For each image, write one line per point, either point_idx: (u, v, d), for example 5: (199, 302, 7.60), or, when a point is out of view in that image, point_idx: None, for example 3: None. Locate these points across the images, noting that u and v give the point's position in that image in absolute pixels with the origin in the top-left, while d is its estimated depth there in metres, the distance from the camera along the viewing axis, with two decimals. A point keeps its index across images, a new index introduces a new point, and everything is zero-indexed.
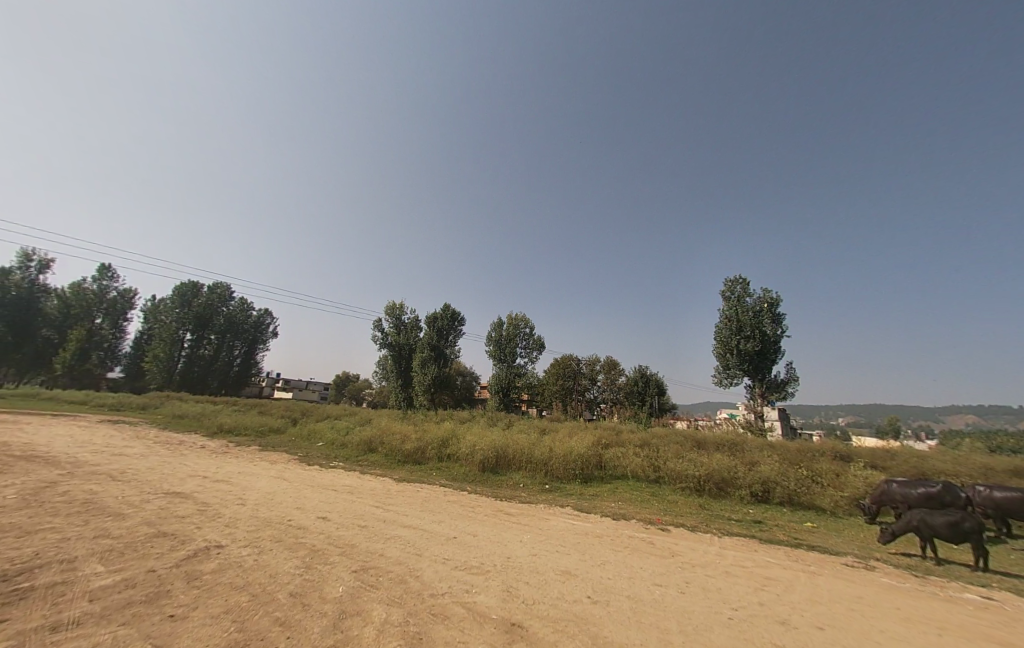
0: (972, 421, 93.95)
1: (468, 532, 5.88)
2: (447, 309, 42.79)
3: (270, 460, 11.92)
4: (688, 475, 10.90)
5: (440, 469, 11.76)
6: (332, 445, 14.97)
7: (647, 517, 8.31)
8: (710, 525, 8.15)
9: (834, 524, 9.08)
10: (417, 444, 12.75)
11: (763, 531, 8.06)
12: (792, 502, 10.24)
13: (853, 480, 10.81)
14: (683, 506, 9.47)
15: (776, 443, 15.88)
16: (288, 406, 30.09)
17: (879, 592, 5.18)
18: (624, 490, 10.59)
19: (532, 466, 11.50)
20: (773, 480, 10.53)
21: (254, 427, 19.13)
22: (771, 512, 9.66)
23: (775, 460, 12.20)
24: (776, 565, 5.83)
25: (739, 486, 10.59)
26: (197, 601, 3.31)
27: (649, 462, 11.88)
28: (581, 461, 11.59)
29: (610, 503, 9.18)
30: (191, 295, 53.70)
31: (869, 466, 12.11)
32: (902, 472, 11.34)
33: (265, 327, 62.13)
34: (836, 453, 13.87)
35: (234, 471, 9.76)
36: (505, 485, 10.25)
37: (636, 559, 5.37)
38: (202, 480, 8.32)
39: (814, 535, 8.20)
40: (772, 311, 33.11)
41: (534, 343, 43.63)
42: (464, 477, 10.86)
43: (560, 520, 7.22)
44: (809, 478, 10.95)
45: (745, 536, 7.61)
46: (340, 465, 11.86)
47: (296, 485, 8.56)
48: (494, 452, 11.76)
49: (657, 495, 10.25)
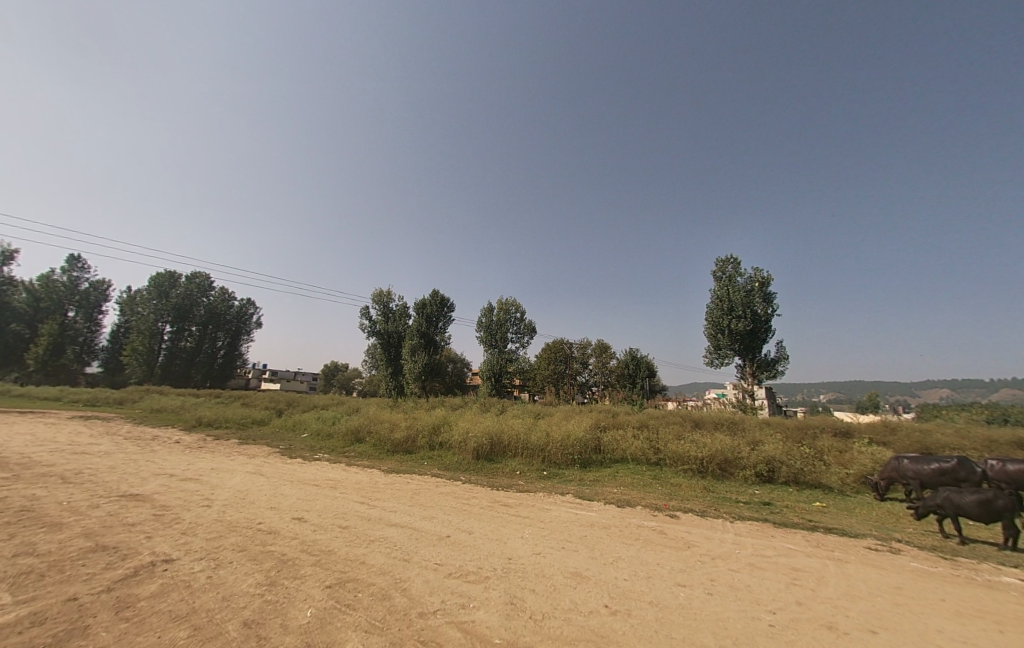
0: (943, 395, 97.63)
1: (463, 529, 5.29)
2: (436, 295, 41.80)
3: (249, 454, 11.16)
4: (690, 457, 10.49)
5: (431, 458, 11.17)
6: (317, 436, 14.26)
7: (654, 502, 7.84)
8: (720, 509, 7.71)
9: (843, 503, 8.78)
10: (407, 432, 12.12)
11: (775, 513, 7.65)
12: (797, 481, 9.93)
13: (858, 456, 10.55)
14: (688, 489, 9.04)
15: (774, 421, 15.68)
16: (273, 397, 29.09)
17: (915, 580, 4.74)
18: (626, 474, 10.14)
19: (528, 452, 10.97)
20: (777, 459, 10.19)
21: (236, 419, 18.29)
22: (777, 492, 9.31)
23: (777, 438, 11.89)
24: (799, 553, 5.37)
25: (743, 467, 10.22)
26: (120, 640, 2.61)
27: (649, 445, 11.46)
28: (579, 446, 11.10)
29: (613, 490, 8.68)
30: (169, 286, 51.62)
31: (871, 442, 11.88)
32: (905, 447, 11.10)
33: (249, 317, 60.33)
34: (835, 430, 13.67)
35: (207, 467, 8.98)
36: (501, 473, 9.71)
37: (651, 553, 4.84)
38: (168, 479, 7.55)
39: (826, 516, 7.82)
40: (763, 290, 32.94)
41: (525, 328, 43.06)
42: (457, 466, 10.28)
43: (561, 510, 6.66)
44: (813, 456, 10.68)
45: (758, 519, 7.18)
46: (325, 456, 11.17)
47: (274, 481, 7.83)
48: (488, 439, 11.19)
49: (659, 479, 9.81)
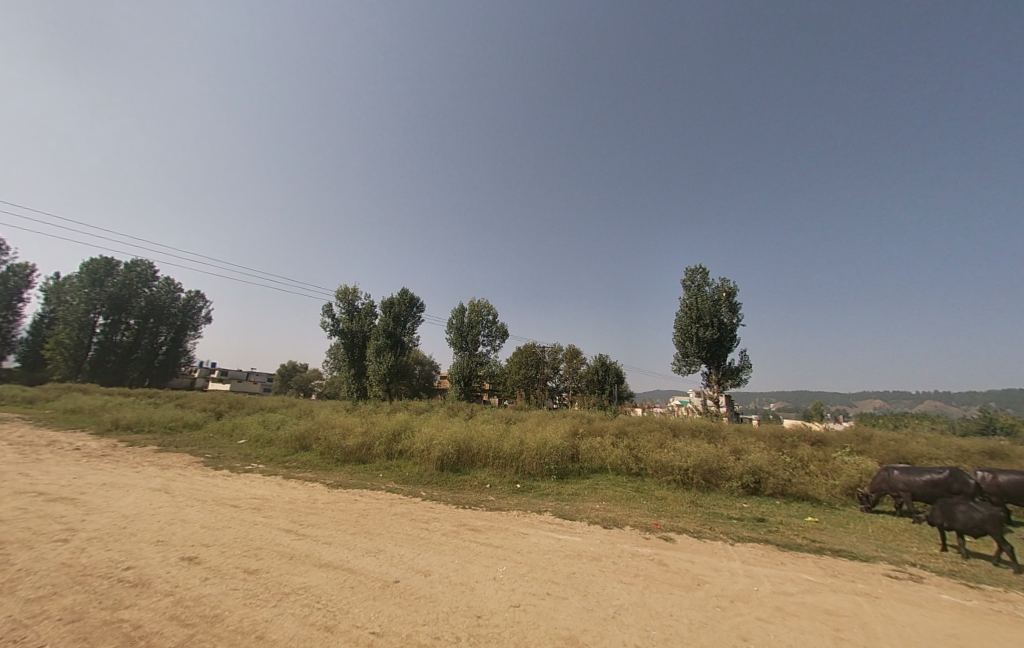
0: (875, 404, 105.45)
1: (418, 568, 4.06)
2: (404, 294, 39.92)
3: (163, 464, 9.27)
4: (673, 467, 9.66)
5: (388, 469, 9.73)
6: (255, 442, 12.37)
7: (642, 521, 6.86)
8: (715, 527, 6.83)
9: (834, 517, 8.21)
10: (360, 439, 10.61)
11: (773, 532, 6.85)
12: (785, 493, 9.31)
13: (841, 465, 10.14)
14: (675, 504, 8.16)
15: (749, 428, 15.40)
16: (214, 398, 26.21)
17: (962, 622, 3.97)
18: (607, 487, 9.16)
19: (499, 462, 9.78)
20: (763, 469, 9.55)
21: (163, 422, 15.93)
22: (766, 505, 8.64)
23: (759, 446, 11.34)
24: (825, 588, 4.51)
25: (728, 478, 9.49)
26: None
27: (629, 454, 10.64)
28: (556, 454, 10.06)
29: (595, 506, 7.64)
30: (104, 274, 46.44)
31: (850, 451, 11.56)
32: (884, 457, 10.84)
33: (197, 311, 55.47)
34: (810, 437, 13.46)
35: (98, 482, 7.16)
36: (468, 487, 8.47)
37: (659, 599, 3.79)
38: (31, 500, 5.78)
39: (825, 534, 7.14)
40: (730, 300, 33.49)
41: (496, 331, 41.98)
42: (418, 479, 8.95)
43: (540, 536, 5.51)
44: (795, 466, 10.19)
45: (759, 540, 6.32)
46: (259, 467, 9.47)
47: (179, 502, 6.18)
48: (455, 447, 9.92)
49: (643, 492, 8.89)
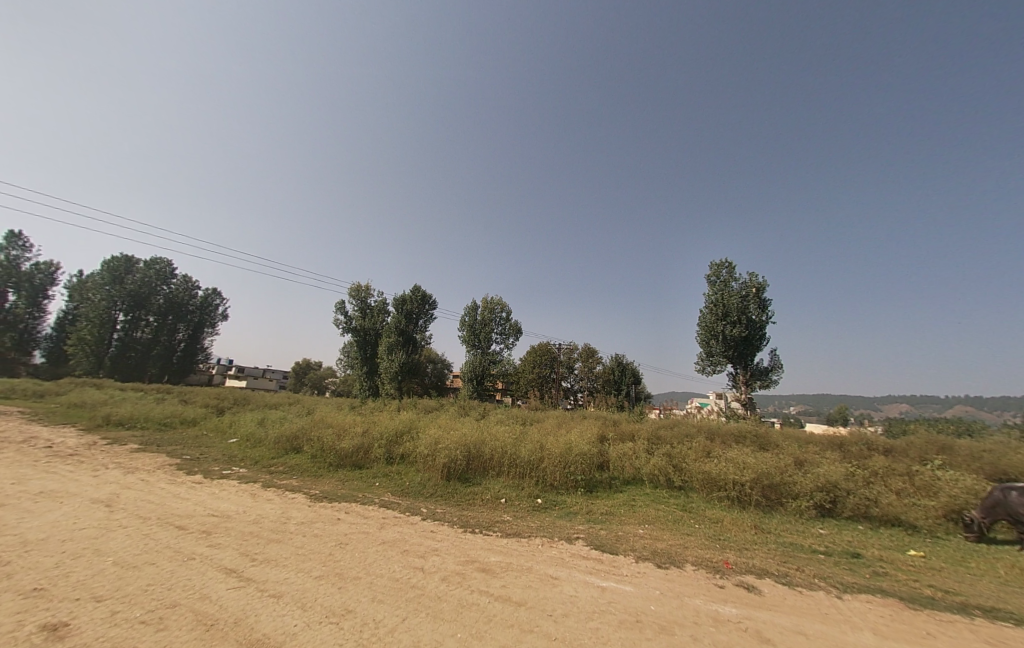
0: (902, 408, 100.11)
1: None
2: (417, 290, 38.84)
3: (130, 467, 8.05)
4: (726, 481, 7.99)
5: (386, 477, 8.34)
6: (245, 443, 11.11)
7: (705, 556, 5.24)
8: (802, 567, 5.17)
9: (943, 551, 6.43)
10: (357, 441, 9.26)
11: (882, 575, 5.15)
12: (868, 515, 7.58)
13: (933, 483, 8.31)
14: (738, 530, 6.49)
15: (797, 433, 13.58)
16: (219, 394, 25.42)
17: None
18: (646, 505, 7.57)
19: (516, 471, 8.27)
20: (838, 485, 7.85)
21: (157, 418, 14.91)
22: (850, 533, 6.91)
23: (823, 457, 9.53)
24: None
25: (795, 496, 7.77)
26: None
27: (669, 462, 9.03)
28: (584, 461, 8.52)
29: (637, 531, 6.09)
30: (124, 271, 46.71)
31: (935, 463, 9.60)
32: (979, 474, 8.89)
33: (215, 308, 55.67)
34: (875, 446, 11.49)
35: (35, 490, 5.93)
36: (478, 503, 6.98)
37: None
38: None
39: (949, 577, 5.40)
40: (759, 296, 31.13)
41: (510, 329, 40.60)
42: (420, 490, 7.53)
43: (579, 583, 3.99)
44: (874, 482, 8.41)
45: (872, 590, 4.65)
46: (239, 473, 8.15)
47: (111, 521, 4.85)
48: (464, 451, 8.48)
49: (692, 512, 7.29)
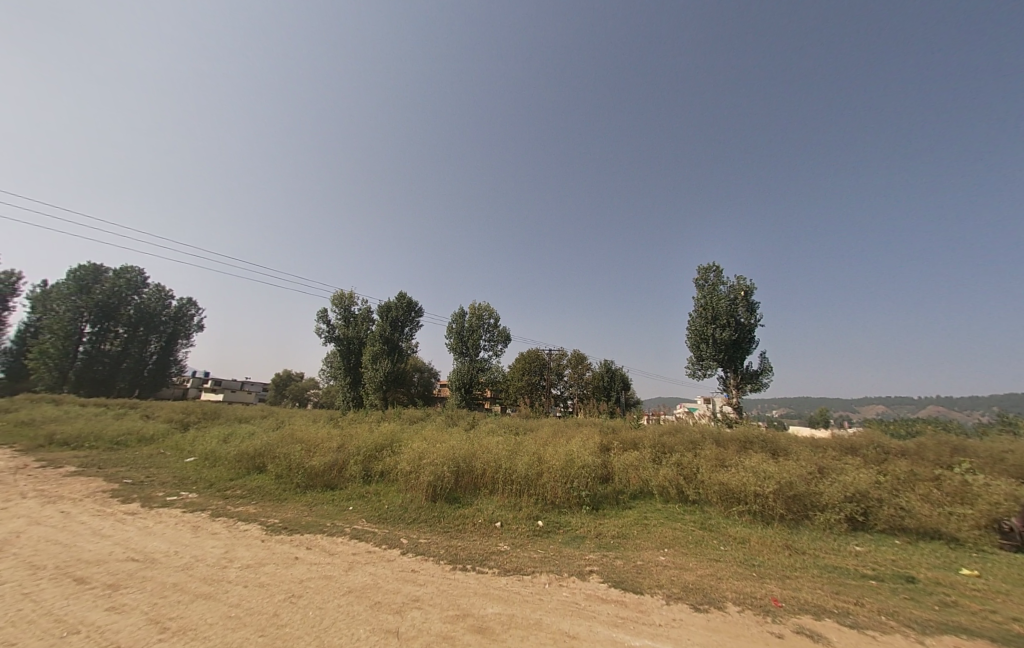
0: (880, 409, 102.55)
1: None
2: (403, 297, 37.58)
3: (54, 496, 6.74)
4: (745, 492, 7.18)
5: (361, 499, 7.23)
6: (202, 462, 9.76)
7: (746, 590, 4.35)
8: (862, 600, 4.31)
9: (996, 568, 5.70)
10: (330, 458, 8.13)
11: (953, 606, 4.34)
12: (902, 527, 6.84)
13: (965, 490, 7.60)
14: (770, 551, 5.64)
15: (804, 437, 12.86)
16: (188, 408, 23.62)
17: None
18: (661, 523, 6.67)
19: (512, 489, 7.29)
20: (869, 495, 7.09)
21: (108, 436, 13.38)
22: (889, 549, 6.13)
23: (843, 462, 8.75)
24: None
25: (822, 508, 6.99)
26: None
27: (680, 474, 8.19)
28: (587, 474, 7.59)
29: (658, 558, 5.18)
30: (91, 281, 44.26)
31: (956, 468, 8.92)
32: (1008, 478, 8.21)
33: (189, 319, 53.30)
34: (888, 450, 10.77)
35: None
36: (469, 528, 5.97)
37: None
38: None
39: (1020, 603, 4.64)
40: (747, 299, 30.87)
41: (499, 335, 39.70)
42: (400, 514, 6.47)
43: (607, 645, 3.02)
44: (901, 489, 7.70)
45: (955, 629, 3.81)
46: (188, 499, 6.94)
47: None
48: (453, 467, 7.47)
49: (712, 531, 6.43)
